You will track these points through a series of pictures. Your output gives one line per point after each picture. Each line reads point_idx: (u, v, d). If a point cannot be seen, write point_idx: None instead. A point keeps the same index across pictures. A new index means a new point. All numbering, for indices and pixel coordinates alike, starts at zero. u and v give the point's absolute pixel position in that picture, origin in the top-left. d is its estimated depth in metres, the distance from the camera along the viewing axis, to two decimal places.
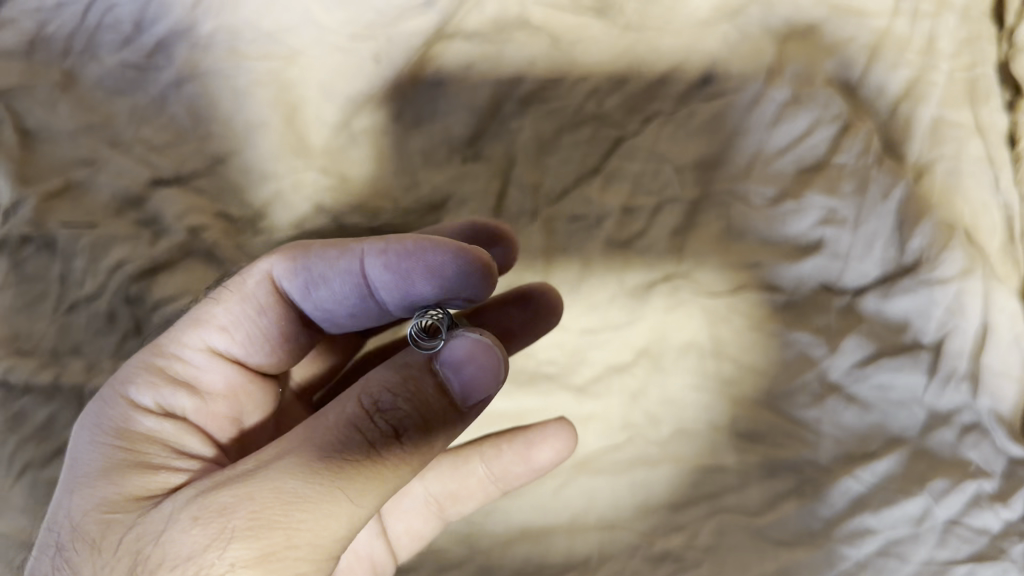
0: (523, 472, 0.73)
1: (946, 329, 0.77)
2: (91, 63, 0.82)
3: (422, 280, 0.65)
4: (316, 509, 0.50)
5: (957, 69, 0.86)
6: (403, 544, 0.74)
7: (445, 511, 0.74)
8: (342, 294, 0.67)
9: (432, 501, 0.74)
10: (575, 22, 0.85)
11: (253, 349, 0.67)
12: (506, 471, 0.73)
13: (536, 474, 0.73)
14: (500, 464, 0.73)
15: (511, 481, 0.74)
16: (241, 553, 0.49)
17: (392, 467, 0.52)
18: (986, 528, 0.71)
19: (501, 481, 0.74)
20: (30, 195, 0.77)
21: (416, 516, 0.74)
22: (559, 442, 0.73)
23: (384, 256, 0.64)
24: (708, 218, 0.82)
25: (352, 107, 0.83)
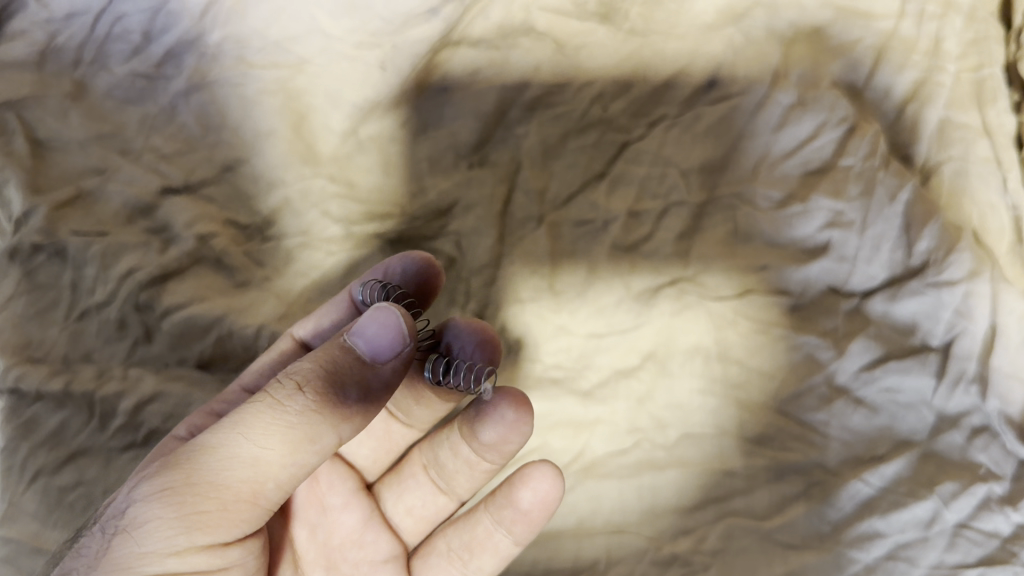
0: (514, 517, 0.66)
1: (954, 331, 0.77)
2: (101, 73, 0.83)
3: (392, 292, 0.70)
4: (216, 450, 0.51)
5: (964, 70, 0.86)
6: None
7: (467, 568, 0.69)
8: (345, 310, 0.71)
9: (453, 555, 0.70)
10: (580, 27, 0.86)
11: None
12: (502, 517, 0.67)
13: (530, 519, 0.66)
14: (494, 511, 0.67)
15: (514, 530, 0.67)
16: (145, 489, 0.51)
17: (294, 417, 0.50)
18: (996, 531, 0.71)
19: (503, 530, 0.67)
20: (42, 204, 0.78)
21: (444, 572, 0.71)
22: (539, 479, 0.64)
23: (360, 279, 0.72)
24: (715, 221, 0.82)
25: (359, 114, 0.84)
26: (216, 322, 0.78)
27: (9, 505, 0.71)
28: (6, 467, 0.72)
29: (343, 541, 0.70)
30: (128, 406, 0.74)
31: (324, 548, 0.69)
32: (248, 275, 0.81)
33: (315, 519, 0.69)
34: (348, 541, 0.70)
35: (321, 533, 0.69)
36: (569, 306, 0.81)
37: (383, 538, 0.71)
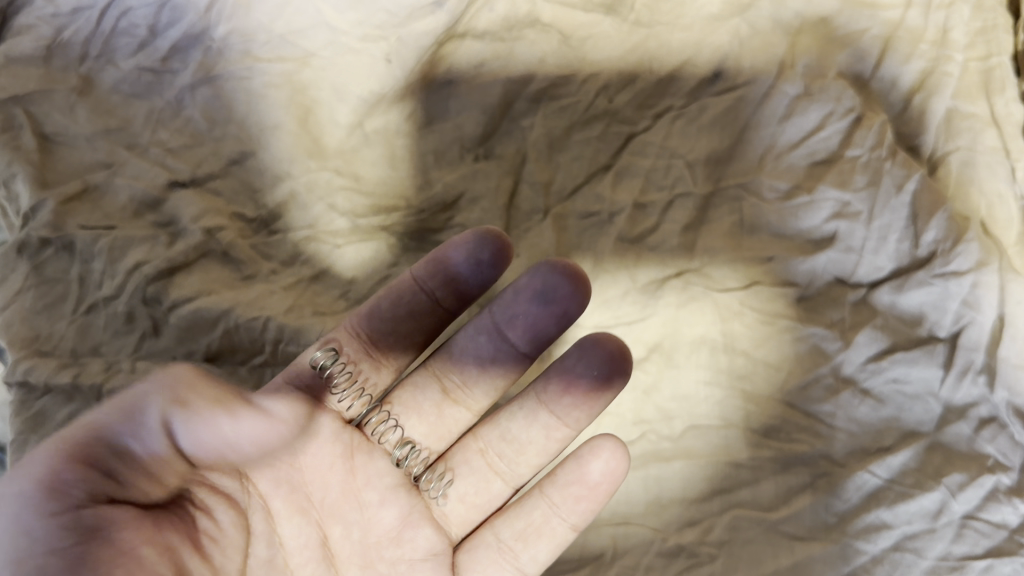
0: (581, 493, 0.68)
1: (962, 322, 0.76)
2: (108, 68, 0.83)
3: (460, 263, 0.70)
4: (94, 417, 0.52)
5: (971, 60, 0.86)
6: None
7: (519, 559, 0.68)
8: (410, 313, 0.71)
9: (504, 546, 0.68)
10: (586, 18, 0.86)
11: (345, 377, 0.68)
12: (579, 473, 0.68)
13: (598, 493, 0.68)
14: (571, 471, 0.68)
15: (577, 507, 0.68)
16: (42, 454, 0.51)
17: (199, 382, 0.52)
18: (1004, 522, 0.71)
19: (562, 514, 0.68)
20: (49, 198, 0.78)
21: (491, 565, 0.68)
22: (610, 451, 0.67)
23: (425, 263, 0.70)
24: (721, 212, 0.82)
25: (365, 107, 0.84)
26: (223, 315, 0.78)
27: None
28: (17, 459, 0.73)
29: (379, 539, 0.65)
30: None
31: (360, 546, 0.64)
32: (255, 269, 0.81)
33: (350, 516, 0.64)
34: (385, 539, 0.65)
35: (356, 531, 0.64)
36: None
37: (423, 533, 0.67)
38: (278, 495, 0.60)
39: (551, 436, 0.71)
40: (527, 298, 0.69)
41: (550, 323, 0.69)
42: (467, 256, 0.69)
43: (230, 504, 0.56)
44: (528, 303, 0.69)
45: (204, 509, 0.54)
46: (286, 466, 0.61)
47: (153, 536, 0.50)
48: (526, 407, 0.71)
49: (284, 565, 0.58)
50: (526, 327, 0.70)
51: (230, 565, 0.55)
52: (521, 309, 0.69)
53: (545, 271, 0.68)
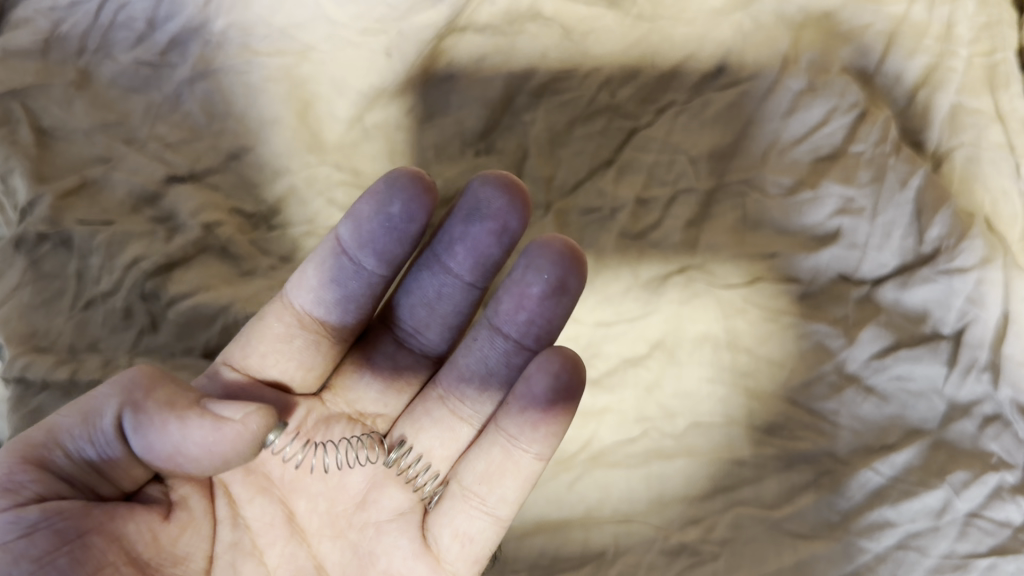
0: (535, 422, 0.62)
1: (966, 319, 0.76)
2: (106, 62, 0.83)
3: (377, 220, 0.65)
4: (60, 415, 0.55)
5: (976, 55, 0.86)
6: (458, 555, 0.64)
7: (488, 502, 0.64)
8: (338, 281, 0.66)
9: (470, 492, 0.65)
10: (589, 12, 0.85)
11: (278, 359, 0.65)
12: (518, 422, 0.63)
13: (552, 419, 0.62)
14: (511, 423, 0.63)
15: (535, 442, 0.63)
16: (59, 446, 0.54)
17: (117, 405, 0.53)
18: (1008, 520, 0.70)
19: (523, 445, 0.63)
20: (47, 193, 0.77)
21: (460, 515, 0.64)
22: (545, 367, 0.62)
23: (345, 228, 0.65)
24: (724, 207, 0.82)
25: (365, 102, 0.83)
26: (222, 310, 0.77)
27: None
28: None
29: (347, 506, 0.64)
30: None
31: (328, 517, 0.64)
32: (253, 264, 0.81)
33: (313, 488, 0.64)
34: (353, 506, 0.65)
35: (322, 502, 0.64)
36: None
37: (388, 493, 0.65)
38: (236, 480, 0.60)
39: (509, 365, 0.67)
40: (462, 228, 0.66)
41: (495, 247, 0.66)
42: (389, 210, 0.64)
43: (200, 491, 0.58)
44: (468, 236, 0.66)
45: (179, 503, 0.56)
46: None
47: (102, 526, 0.51)
48: (481, 337, 0.67)
49: (251, 546, 0.59)
50: (470, 250, 0.66)
51: (198, 553, 0.56)
52: (461, 241, 0.66)
53: (474, 186, 0.65)
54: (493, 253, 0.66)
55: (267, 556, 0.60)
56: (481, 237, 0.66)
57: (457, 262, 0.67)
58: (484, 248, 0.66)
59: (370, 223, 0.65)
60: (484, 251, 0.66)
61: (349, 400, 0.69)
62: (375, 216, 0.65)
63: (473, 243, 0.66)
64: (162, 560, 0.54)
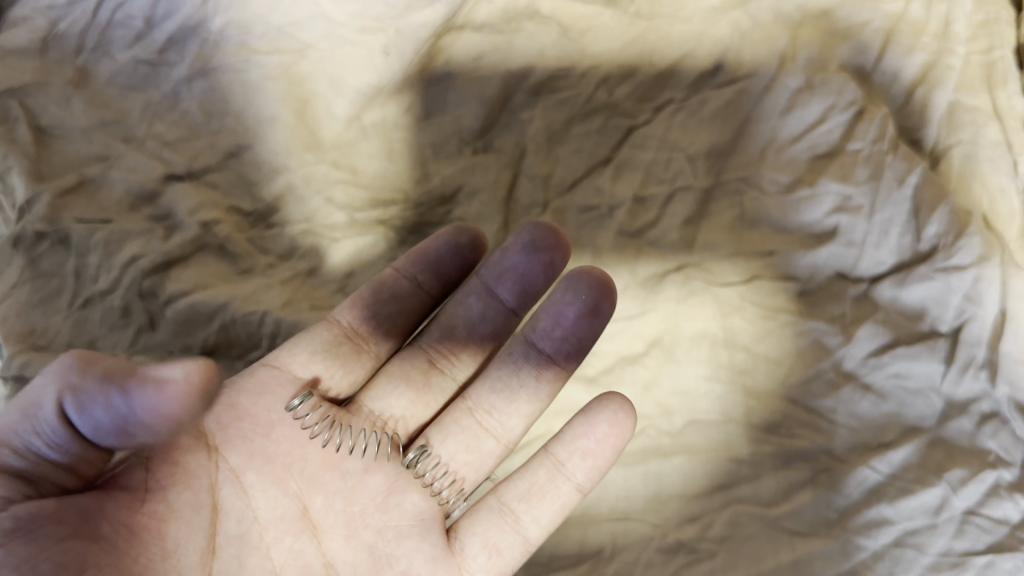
0: (589, 449, 0.66)
1: (963, 317, 0.76)
2: (104, 60, 0.83)
3: (440, 244, 0.73)
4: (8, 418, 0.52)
5: (973, 53, 0.86)
6: (482, 566, 0.64)
7: (521, 521, 0.65)
8: (393, 295, 0.72)
9: (507, 507, 0.66)
10: (586, 11, 0.85)
11: (325, 362, 0.69)
12: (572, 446, 0.66)
13: (606, 448, 0.66)
14: (563, 447, 0.66)
15: (585, 465, 0.66)
16: None
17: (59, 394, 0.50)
18: (1005, 518, 0.70)
19: (571, 469, 0.66)
20: (44, 191, 0.77)
21: (492, 527, 0.65)
22: (608, 412, 0.66)
23: (409, 251, 0.74)
24: (722, 205, 0.82)
25: (363, 100, 0.84)
26: (220, 309, 0.77)
27: None
28: None
29: (365, 506, 0.64)
30: None
31: (344, 515, 0.63)
32: (251, 263, 0.80)
33: (331, 484, 0.64)
34: (370, 506, 0.64)
35: (339, 499, 0.63)
36: None
37: (410, 497, 0.66)
38: (251, 468, 0.60)
39: (540, 379, 0.70)
40: (510, 259, 0.72)
41: (536, 279, 0.72)
42: (454, 237, 0.73)
43: (187, 485, 0.56)
44: (513, 266, 0.72)
45: (157, 492, 0.54)
46: (259, 439, 0.62)
47: (79, 530, 0.50)
48: (516, 354, 0.70)
49: (259, 540, 0.58)
50: (515, 278, 0.72)
51: (191, 545, 0.54)
52: (506, 269, 0.72)
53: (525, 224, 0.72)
54: (532, 285, 0.72)
55: (273, 550, 0.58)
56: (524, 267, 0.72)
57: (502, 289, 0.73)
58: (525, 278, 0.72)
59: (435, 246, 0.73)
60: (525, 281, 0.72)
61: (376, 406, 0.70)
62: (443, 242, 0.73)
63: (517, 274, 0.72)
64: (149, 555, 0.52)
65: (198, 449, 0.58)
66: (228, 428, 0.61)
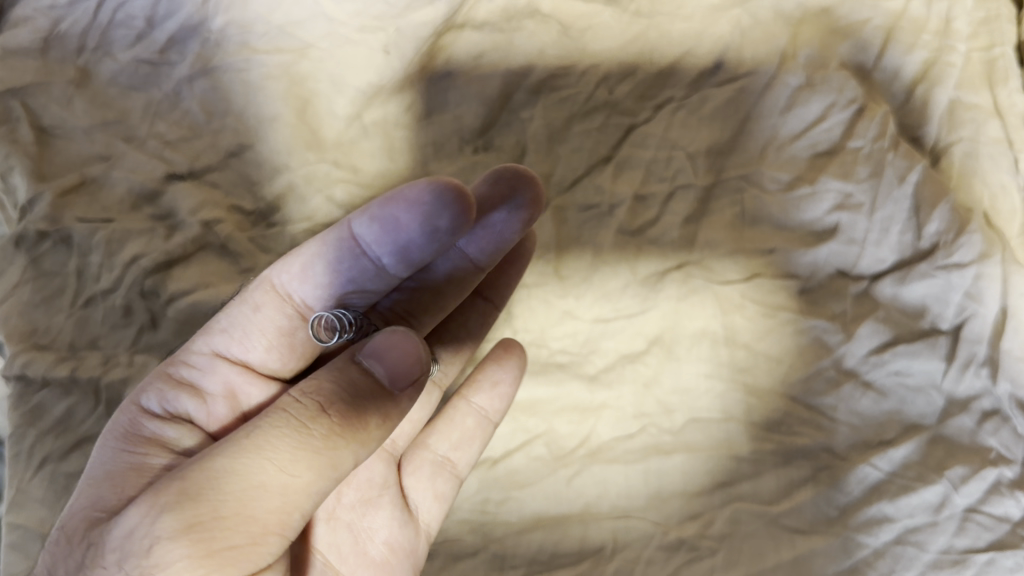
0: (501, 392, 0.73)
1: (964, 314, 0.76)
2: (105, 60, 0.83)
3: (410, 228, 0.59)
4: (238, 474, 0.47)
5: (974, 50, 0.86)
6: (435, 515, 0.71)
7: (459, 466, 0.72)
8: (352, 277, 0.63)
9: (445, 458, 0.72)
10: (587, 9, 0.85)
11: (279, 351, 0.63)
12: (487, 393, 0.73)
13: (510, 388, 0.73)
14: (482, 396, 0.73)
15: (496, 407, 0.73)
16: (172, 522, 0.46)
17: (318, 442, 0.49)
18: (1006, 515, 0.70)
19: (488, 411, 0.73)
20: (46, 191, 0.77)
21: (437, 479, 0.72)
22: (510, 358, 0.73)
23: (368, 218, 0.60)
24: (723, 203, 0.82)
25: (363, 99, 0.84)
26: (221, 308, 0.76)
27: (17, 492, 0.71)
28: (14, 453, 0.72)
29: (339, 488, 0.67)
30: (133, 392, 0.73)
31: (324, 500, 0.66)
32: (252, 262, 0.80)
33: None
34: (341, 484, 0.68)
35: None
36: (574, 291, 0.80)
37: (377, 469, 0.70)
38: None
39: (482, 330, 0.77)
40: (490, 225, 0.66)
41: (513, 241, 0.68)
42: (430, 223, 0.58)
43: None
44: (494, 230, 0.67)
45: None
46: None
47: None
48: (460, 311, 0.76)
49: None
50: (491, 237, 0.67)
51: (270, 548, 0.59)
52: (481, 232, 0.67)
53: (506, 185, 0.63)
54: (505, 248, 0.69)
55: None
56: (506, 233, 0.67)
57: (469, 246, 0.69)
58: (504, 238, 0.67)
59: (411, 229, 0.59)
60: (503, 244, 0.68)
61: None
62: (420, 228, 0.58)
63: (499, 240, 0.68)
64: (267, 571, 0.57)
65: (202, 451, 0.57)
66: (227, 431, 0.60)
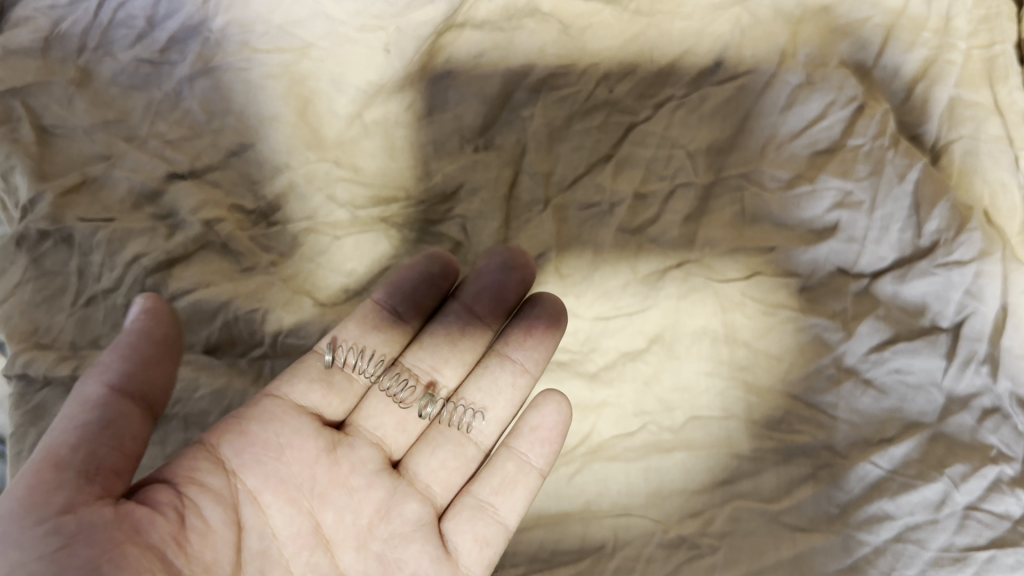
0: (545, 436, 0.70)
1: (964, 312, 0.76)
2: (105, 60, 0.83)
3: (410, 278, 0.75)
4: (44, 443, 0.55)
5: (974, 48, 0.86)
6: (477, 559, 0.66)
7: (500, 512, 0.68)
8: (378, 324, 0.73)
9: (487, 502, 0.69)
10: (586, 8, 0.86)
11: (323, 390, 0.69)
12: (530, 438, 0.70)
13: (555, 434, 0.71)
14: (523, 441, 0.70)
15: (539, 454, 0.70)
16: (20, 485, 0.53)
17: (115, 359, 0.57)
18: (1007, 513, 0.70)
19: (532, 457, 0.70)
20: (48, 191, 0.78)
21: (479, 521, 0.68)
22: (549, 409, 0.71)
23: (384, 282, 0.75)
24: (723, 202, 0.82)
25: (364, 98, 0.84)
26: (222, 307, 0.77)
27: None
28: (15, 453, 0.72)
29: (371, 518, 0.64)
30: None
31: (355, 528, 0.63)
32: (254, 261, 0.80)
33: (341, 501, 0.64)
34: (375, 519, 0.65)
35: (349, 514, 0.64)
36: (575, 290, 0.80)
37: (410, 503, 0.66)
38: (266, 489, 0.61)
39: (516, 385, 0.74)
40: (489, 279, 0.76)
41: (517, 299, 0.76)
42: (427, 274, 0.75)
43: (219, 502, 0.58)
44: (496, 290, 0.76)
45: (193, 508, 0.56)
46: (273, 460, 0.62)
47: (134, 538, 0.52)
48: (492, 364, 0.74)
49: (279, 555, 0.59)
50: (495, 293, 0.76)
51: (224, 559, 0.56)
52: (483, 287, 0.76)
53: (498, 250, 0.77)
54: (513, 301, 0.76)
55: (293, 565, 0.60)
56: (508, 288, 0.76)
57: (474, 303, 0.76)
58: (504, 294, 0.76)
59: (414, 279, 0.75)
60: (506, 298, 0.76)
61: (371, 426, 0.70)
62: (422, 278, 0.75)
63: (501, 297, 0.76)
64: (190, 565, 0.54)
65: (214, 472, 0.59)
66: (243, 453, 0.61)
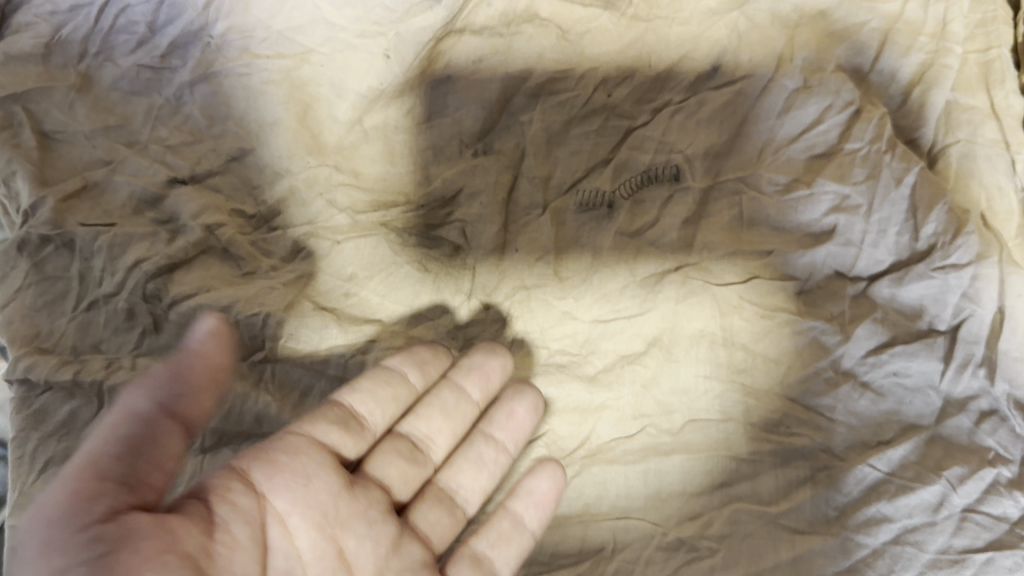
0: (542, 497, 0.71)
1: (962, 315, 0.76)
2: (107, 66, 0.84)
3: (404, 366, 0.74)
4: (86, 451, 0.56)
5: (970, 53, 0.86)
6: None
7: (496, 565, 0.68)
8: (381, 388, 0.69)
9: (487, 551, 0.68)
10: (584, 13, 0.86)
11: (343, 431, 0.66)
12: (529, 496, 0.71)
13: (550, 499, 0.71)
14: (522, 498, 0.71)
15: (537, 511, 0.71)
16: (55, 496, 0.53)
17: (162, 383, 0.59)
18: (1005, 515, 0.70)
19: (532, 513, 0.71)
20: (49, 196, 0.78)
21: (482, 562, 0.68)
22: (545, 479, 0.71)
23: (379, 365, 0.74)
24: (721, 206, 0.82)
25: (363, 104, 0.85)
26: (224, 311, 0.77)
27: (17, 496, 0.70)
28: (16, 457, 0.72)
29: (389, 549, 0.64)
30: None
31: (374, 557, 0.63)
32: (254, 266, 0.81)
33: (362, 530, 0.63)
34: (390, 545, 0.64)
35: (371, 543, 0.63)
36: (574, 292, 0.80)
37: (415, 546, 0.66)
38: (295, 512, 0.59)
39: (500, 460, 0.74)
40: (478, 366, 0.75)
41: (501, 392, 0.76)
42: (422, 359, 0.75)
43: (250, 524, 0.56)
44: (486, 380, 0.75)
45: (224, 525, 0.55)
46: (302, 487, 0.60)
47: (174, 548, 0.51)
48: (482, 438, 0.74)
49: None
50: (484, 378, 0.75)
51: None
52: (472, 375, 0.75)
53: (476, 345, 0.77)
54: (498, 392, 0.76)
55: None
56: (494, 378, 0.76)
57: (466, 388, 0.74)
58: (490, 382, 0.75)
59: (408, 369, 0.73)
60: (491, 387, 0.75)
61: (380, 476, 0.67)
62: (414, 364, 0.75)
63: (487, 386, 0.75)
64: None
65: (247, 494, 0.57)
66: (273, 478, 0.59)
